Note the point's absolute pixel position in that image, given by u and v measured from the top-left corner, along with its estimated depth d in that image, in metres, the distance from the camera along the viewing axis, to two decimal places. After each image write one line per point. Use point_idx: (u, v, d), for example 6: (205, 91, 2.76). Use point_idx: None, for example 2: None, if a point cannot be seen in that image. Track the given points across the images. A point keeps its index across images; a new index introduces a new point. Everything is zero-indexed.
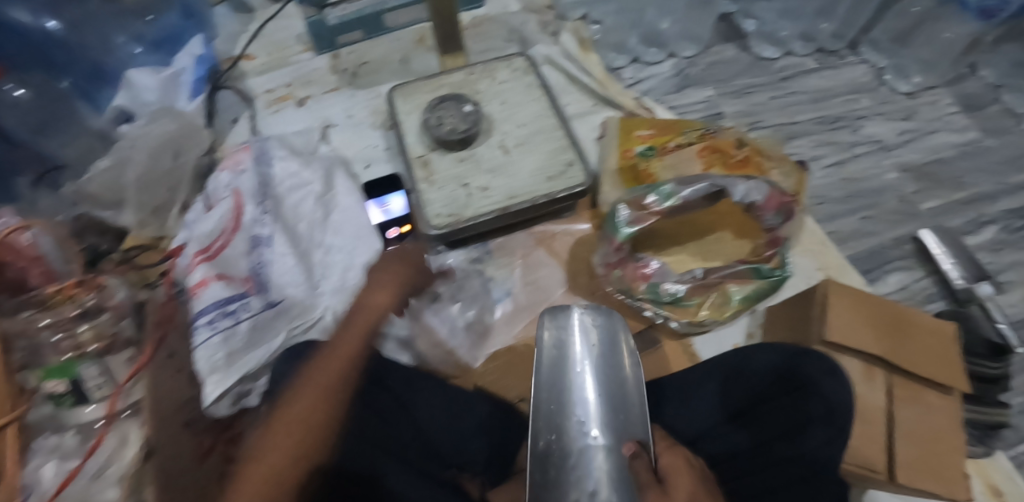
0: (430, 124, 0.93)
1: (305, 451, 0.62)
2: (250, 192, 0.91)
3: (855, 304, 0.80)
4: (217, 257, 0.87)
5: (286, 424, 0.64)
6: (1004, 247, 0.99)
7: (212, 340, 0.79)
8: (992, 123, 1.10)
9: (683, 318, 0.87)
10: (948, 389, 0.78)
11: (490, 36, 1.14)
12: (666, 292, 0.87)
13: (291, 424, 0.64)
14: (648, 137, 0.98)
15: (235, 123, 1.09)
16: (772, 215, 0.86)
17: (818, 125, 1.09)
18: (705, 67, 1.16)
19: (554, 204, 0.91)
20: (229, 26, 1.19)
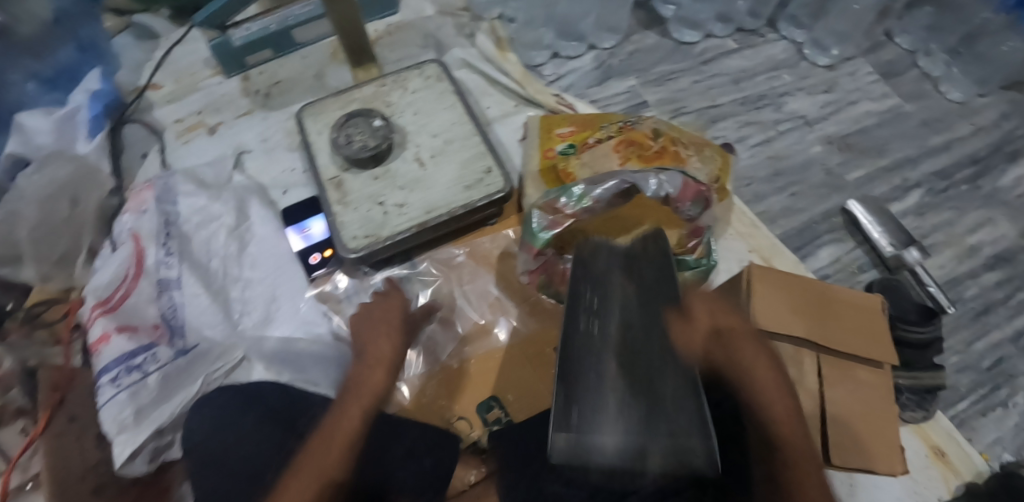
0: (339, 143, 0.89)
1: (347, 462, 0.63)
2: (150, 232, 0.83)
3: (778, 287, 0.79)
4: (119, 308, 0.78)
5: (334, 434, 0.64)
6: (928, 210, 1.06)
7: (119, 397, 0.72)
8: (910, 88, 1.16)
9: None
10: (879, 363, 0.76)
11: (406, 44, 1.13)
12: None
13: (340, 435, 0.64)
14: (568, 134, 0.96)
15: (145, 158, 1.01)
16: (690, 206, 0.78)
17: (741, 106, 1.13)
18: (626, 57, 1.17)
19: (476, 214, 0.90)
20: (133, 56, 1.11)
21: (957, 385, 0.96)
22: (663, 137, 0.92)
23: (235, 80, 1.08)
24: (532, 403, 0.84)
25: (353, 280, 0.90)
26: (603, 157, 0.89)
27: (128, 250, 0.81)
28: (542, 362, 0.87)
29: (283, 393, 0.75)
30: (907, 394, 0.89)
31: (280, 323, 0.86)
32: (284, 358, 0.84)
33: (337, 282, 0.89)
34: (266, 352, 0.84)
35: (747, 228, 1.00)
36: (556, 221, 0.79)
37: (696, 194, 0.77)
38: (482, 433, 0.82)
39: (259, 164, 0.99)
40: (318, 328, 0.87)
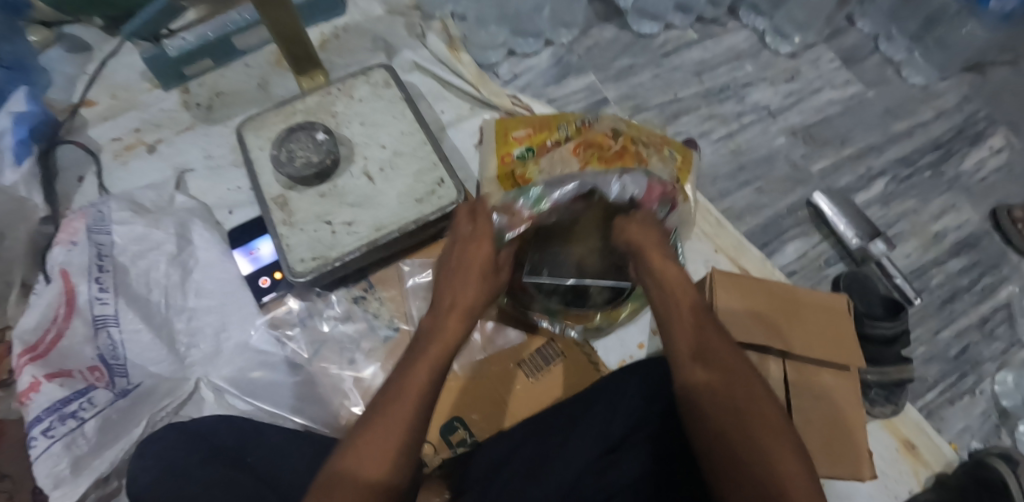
0: (281, 160, 0.85)
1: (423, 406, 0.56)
2: (81, 268, 0.78)
3: (741, 292, 0.77)
4: (50, 353, 0.72)
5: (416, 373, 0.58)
6: (893, 198, 1.05)
7: (52, 450, 0.67)
8: (871, 74, 1.14)
9: (580, 324, 0.87)
10: (845, 367, 0.75)
11: (354, 48, 1.08)
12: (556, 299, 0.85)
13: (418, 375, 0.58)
14: (525, 137, 0.92)
15: (82, 182, 0.97)
16: (658, 207, 0.77)
17: (702, 99, 1.10)
18: (583, 53, 1.14)
19: (430, 228, 0.87)
20: (65, 71, 1.04)
21: (925, 376, 0.95)
22: (623, 139, 0.90)
23: (175, 94, 1.03)
24: (495, 422, 0.82)
25: (306, 302, 0.87)
26: (561, 163, 0.88)
27: (58, 289, 0.76)
28: (504, 378, 0.84)
29: (234, 429, 0.72)
30: (875, 388, 0.88)
31: (230, 354, 0.83)
32: (236, 389, 0.82)
33: (290, 306, 0.87)
34: (218, 384, 0.82)
35: (712, 225, 0.98)
36: (513, 222, 0.74)
37: (664, 196, 0.77)
38: (447, 456, 0.79)
39: (201, 185, 0.96)
40: (271, 354, 0.84)
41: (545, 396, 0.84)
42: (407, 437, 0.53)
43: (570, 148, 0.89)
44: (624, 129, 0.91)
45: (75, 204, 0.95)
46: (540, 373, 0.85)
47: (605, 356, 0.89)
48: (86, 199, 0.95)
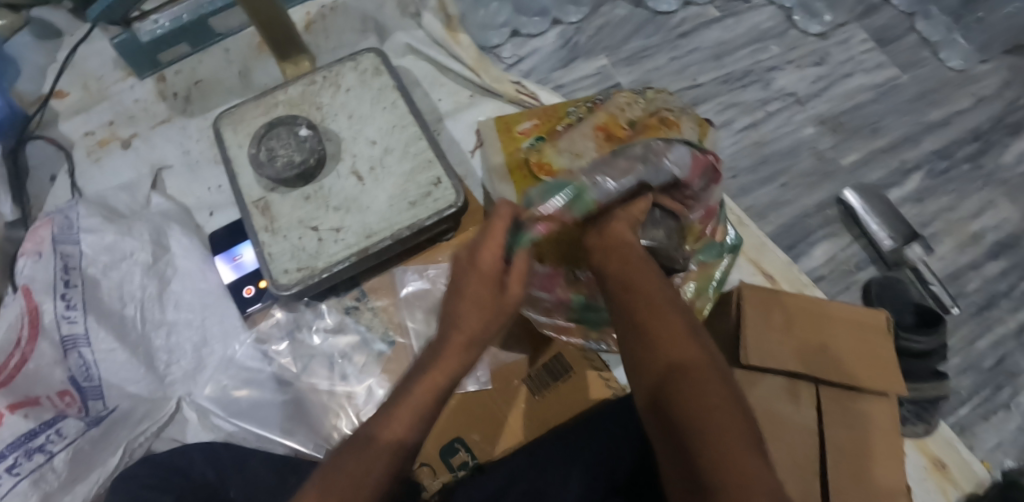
0: (260, 160, 0.77)
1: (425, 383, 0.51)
2: (45, 283, 0.70)
3: (767, 305, 0.71)
4: (15, 380, 0.64)
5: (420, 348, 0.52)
6: (928, 195, 0.96)
7: (19, 489, 0.62)
8: (907, 56, 1.05)
9: None
10: (883, 393, 0.68)
11: (341, 29, 0.99)
12: None
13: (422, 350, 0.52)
14: (532, 130, 0.83)
15: (54, 181, 0.90)
16: (699, 183, 0.66)
17: (723, 85, 1.01)
18: (593, 33, 1.04)
19: (426, 233, 0.79)
20: (33, 59, 0.97)
21: (957, 389, 0.89)
22: (640, 108, 0.78)
23: (149, 83, 0.95)
24: (495, 443, 0.76)
25: (294, 313, 0.81)
26: (581, 138, 0.77)
27: (18, 308, 0.68)
28: (506, 395, 0.78)
29: (215, 466, 0.66)
30: (908, 404, 0.81)
31: (212, 371, 0.78)
32: (221, 409, 0.77)
33: (276, 317, 0.80)
34: (202, 404, 0.77)
35: (732, 225, 0.90)
36: (544, 226, 0.58)
37: (706, 168, 0.65)
38: (447, 479, 0.74)
39: (178, 183, 0.89)
40: (258, 370, 0.79)
41: (548, 416, 0.77)
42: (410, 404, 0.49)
43: (589, 122, 0.78)
44: (633, 99, 0.79)
45: (47, 204, 0.89)
46: (545, 390, 0.78)
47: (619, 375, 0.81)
48: (59, 201, 0.89)
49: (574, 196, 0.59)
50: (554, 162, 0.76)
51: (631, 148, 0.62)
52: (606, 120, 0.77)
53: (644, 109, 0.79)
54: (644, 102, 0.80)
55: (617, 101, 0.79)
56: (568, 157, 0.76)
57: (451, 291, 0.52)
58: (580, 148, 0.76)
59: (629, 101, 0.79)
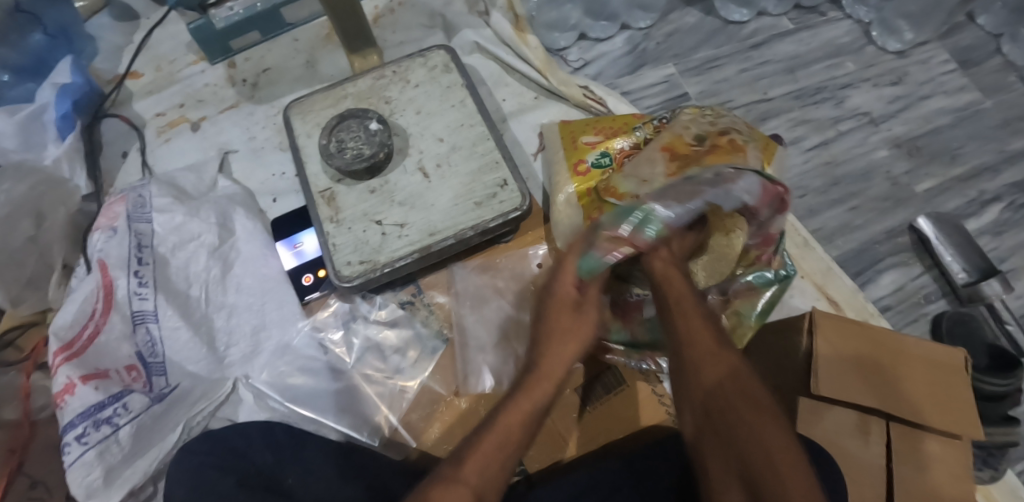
0: (330, 151, 0.78)
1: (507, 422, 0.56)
2: (120, 259, 0.73)
3: (835, 334, 0.67)
4: (85, 352, 0.68)
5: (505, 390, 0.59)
6: (1008, 228, 0.92)
7: (86, 457, 0.64)
8: (991, 80, 1.00)
9: None
10: (955, 435, 0.64)
11: (409, 25, 0.99)
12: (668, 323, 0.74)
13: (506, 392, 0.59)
14: (598, 144, 0.79)
15: (125, 157, 0.92)
16: (766, 212, 0.67)
17: (794, 100, 0.98)
18: (662, 40, 1.03)
19: (487, 235, 0.79)
20: (110, 39, 0.99)
21: None
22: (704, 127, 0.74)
23: (221, 68, 0.96)
24: (551, 452, 0.75)
25: (350, 305, 0.82)
26: (647, 162, 0.72)
27: (95, 282, 0.72)
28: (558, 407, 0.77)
29: (273, 449, 0.68)
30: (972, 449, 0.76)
31: (269, 356, 0.79)
32: (275, 392, 0.78)
33: (334, 307, 0.81)
34: (258, 387, 0.78)
35: (798, 247, 0.88)
36: (613, 250, 0.62)
37: (776, 199, 0.65)
38: None
39: (244, 168, 0.90)
40: (312, 359, 0.80)
41: (599, 431, 0.75)
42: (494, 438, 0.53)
43: (653, 145, 0.74)
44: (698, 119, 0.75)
45: (117, 181, 0.91)
46: (598, 402, 0.77)
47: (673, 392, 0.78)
48: (129, 179, 0.91)
49: (642, 221, 0.63)
50: (622, 187, 0.72)
51: (700, 174, 0.66)
52: (669, 140, 0.74)
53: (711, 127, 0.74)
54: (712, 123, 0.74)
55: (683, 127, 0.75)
56: (635, 183, 0.71)
57: (535, 335, 0.61)
58: (647, 174, 0.71)
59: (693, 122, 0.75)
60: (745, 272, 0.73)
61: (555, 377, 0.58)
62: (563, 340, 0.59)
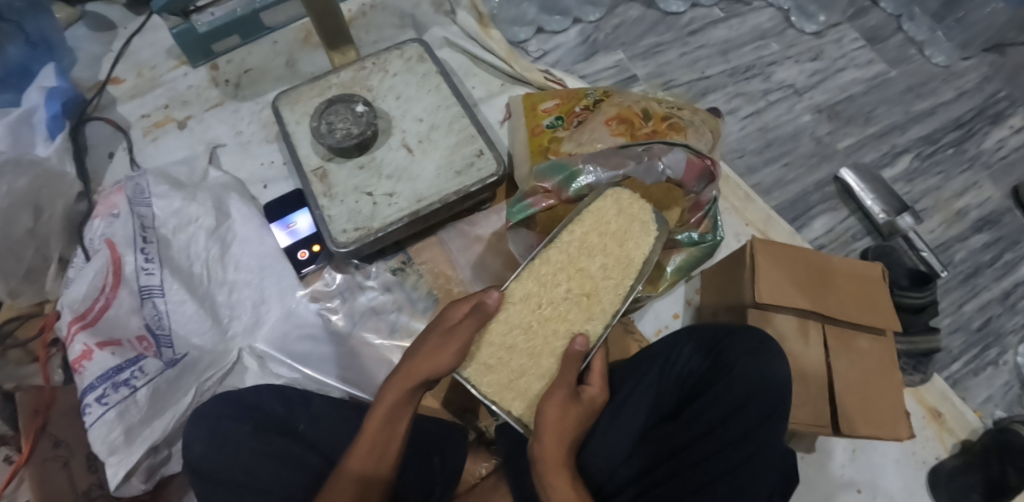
0: (320, 132, 0.84)
1: (383, 443, 0.60)
2: (126, 238, 0.76)
3: (778, 257, 0.78)
4: (98, 322, 0.71)
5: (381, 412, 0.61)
6: (917, 176, 1.06)
7: (106, 417, 0.66)
8: (894, 54, 1.16)
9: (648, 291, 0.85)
10: (881, 330, 0.78)
11: (380, 26, 1.07)
12: None
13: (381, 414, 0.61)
14: (553, 108, 0.89)
15: (112, 158, 0.95)
16: (694, 184, 0.79)
17: (729, 77, 1.11)
18: (611, 31, 1.14)
19: (468, 200, 0.87)
20: (89, 49, 1.03)
21: (950, 347, 0.96)
22: (598, 238, 0.68)
23: (204, 70, 1.02)
24: None
25: (345, 276, 0.87)
26: (590, 130, 0.81)
27: (104, 258, 0.74)
28: None
29: (281, 398, 0.71)
30: (904, 359, 0.88)
31: (271, 327, 0.83)
32: (277, 355, 0.82)
33: (328, 278, 0.86)
34: (261, 352, 0.82)
35: (741, 200, 0.99)
36: (542, 199, 0.77)
37: (701, 172, 0.77)
38: (489, 424, 0.80)
39: (234, 158, 0.95)
40: (309, 327, 0.84)
41: None
42: (377, 449, 0.60)
43: (599, 115, 0.83)
44: (601, 224, 0.68)
45: (107, 179, 0.94)
46: None
47: (643, 327, 0.90)
48: (118, 176, 0.94)
49: (569, 178, 0.77)
50: (564, 148, 0.82)
51: (633, 148, 0.77)
52: (619, 111, 0.83)
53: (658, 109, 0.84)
54: (616, 235, 0.68)
55: (575, 234, 0.68)
56: (573, 146, 0.81)
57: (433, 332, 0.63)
58: (587, 138, 0.81)
59: (591, 228, 0.68)
60: (679, 231, 0.83)
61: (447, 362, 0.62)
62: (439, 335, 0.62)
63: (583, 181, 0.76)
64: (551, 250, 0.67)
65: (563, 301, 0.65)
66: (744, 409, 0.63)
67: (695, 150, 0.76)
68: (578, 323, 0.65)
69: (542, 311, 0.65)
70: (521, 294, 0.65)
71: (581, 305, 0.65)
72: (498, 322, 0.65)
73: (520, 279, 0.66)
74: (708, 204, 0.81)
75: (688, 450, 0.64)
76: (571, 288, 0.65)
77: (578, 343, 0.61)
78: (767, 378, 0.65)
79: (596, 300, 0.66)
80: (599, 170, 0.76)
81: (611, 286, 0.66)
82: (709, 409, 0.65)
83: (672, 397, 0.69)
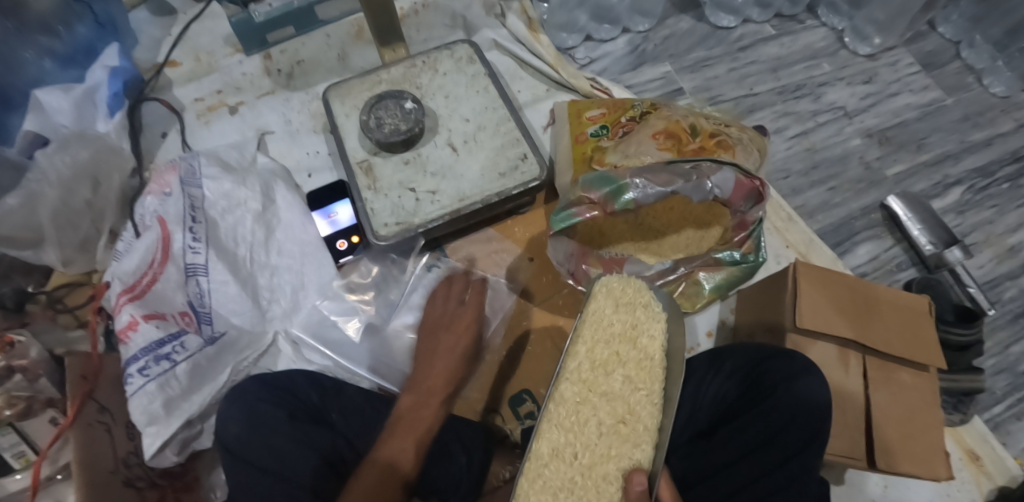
0: (369, 126, 0.85)
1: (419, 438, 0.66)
2: (177, 216, 0.75)
3: (820, 284, 0.78)
4: (146, 295, 0.70)
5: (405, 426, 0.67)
6: (968, 208, 1.03)
7: (147, 388, 0.66)
8: (951, 80, 1.13)
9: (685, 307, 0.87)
10: (924, 367, 0.77)
11: (431, 24, 1.08)
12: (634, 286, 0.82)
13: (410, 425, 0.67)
14: (599, 117, 0.89)
15: (165, 138, 0.97)
16: (742, 204, 0.78)
17: (778, 96, 1.10)
18: (659, 42, 1.14)
19: (509, 202, 0.86)
20: (150, 32, 1.05)
21: (993, 388, 0.93)
22: (607, 350, 0.67)
23: (257, 58, 1.03)
24: None
25: (381, 269, 0.86)
26: (637, 143, 0.83)
27: (154, 234, 0.73)
28: None
29: (318, 387, 0.72)
30: (944, 396, 0.87)
31: (307, 312, 0.82)
32: (311, 342, 0.81)
33: (365, 270, 0.85)
34: (296, 337, 0.81)
35: (783, 221, 0.97)
36: (587, 210, 0.77)
37: (749, 193, 0.76)
38: (514, 427, 0.80)
39: (280, 146, 0.96)
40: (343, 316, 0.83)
41: None
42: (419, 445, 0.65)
43: (646, 128, 0.84)
44: (606, 329, 0.68)
45: (158, 157, 0.95)
46: None
47: None
48: (170, 156, 0.95)
49: (615, 192, 0.75)
50: (608, 159, 0.83)
51: (680, 165, 0.75)
52: (667, 126, 0.84)
53: (705, 125, 0.85)
54: (624, 337, 0.68)
55: (582, 355, 0.66)
56: (619, 157, 0.82)
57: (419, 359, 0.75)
58: (633, 151, 0.82)
59: (597, 339, 0.67)
60: (720, 249, 0.84)
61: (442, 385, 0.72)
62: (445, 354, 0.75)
63: (632, 194, 0.75)
64: (562, 385, 0.65)
65: (599, 437, 0.64)
66: (782, 434, 0.63)
67: (745, 171, 0.75)
68: (625, 456, 0.63)
69: (582, 459, 0.63)
70: (548, 450, 0.63)
71: (620, 435, 0.64)
72: (540, 487, 0.61)
73: (542, 434, 0.63)
74: (752, 225, 0.81)
75: (726, 468, 0.64)
76: (603, 420, 0.64)
77: (637, 481, 0.59)
78: (808, 404, 0.63)
79: (635, 421, 0.64)
80: (648, 185, 0.75)
81: (642, 400, 0.65)
82: (746, 430, 0.64)
83: (706, 417, 0.69)
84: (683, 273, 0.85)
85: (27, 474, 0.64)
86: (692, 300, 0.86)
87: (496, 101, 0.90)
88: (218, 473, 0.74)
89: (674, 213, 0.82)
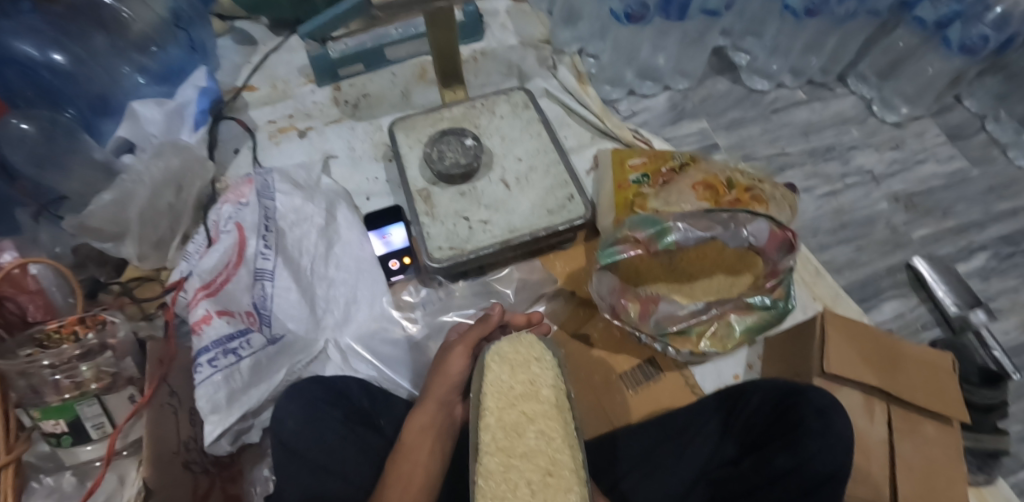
0: (432, 158, 0.92)
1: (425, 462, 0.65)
2: (253, 224, 0.83)
3: (847, 332, 0.81)
4: (220, 292, 0.78)
5: (407, 457, 0.64)
6: (993, 274, 1.06)
7: (214, 378, 0.72)
8: (976, 152, 1.18)
9: (717, 347, 0.87)
10: (948, 420, 0.79)
11: (487, 72, 1.17)
12: (672, 327, 0.85)
13: (410, 455, 0.64)
14: (640, 165, 0.95)
15: (237, 154, 1.05)
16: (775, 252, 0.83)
17: (808, 156, 1.16)
18: (697, 101, 1.21)
19: (553, 238, 0.92)
20: (233, 59, 1.16)
21: (1018, 453, 0.94)
22: (514, 412, 0.65)
23: (327, 90, 1.13)
24: (594, 422, 0.85)
25: (428, 291, 0.92)
26: (678, 192, 0.89)
27: (231, 240, 0.81)
28: (607, 390, 0.87)
29: (366, 392, 0.76)
30: (967, 456, 0.88)
31: (358, 325, 0.87)
32: (360, 353, 0.86)
33: (415, 290, 0.92)
34: (346, 347, 0.86)
35: (810, 275, 1.01)
36: (631, 248, 0.82)
37: (782, 243, 0.82)
38: None
39: (342, 173, 1.04)
40: (392, 332, 0.88)
41: (643, 408, 0.86)
42: (428, 475, 0.64)
43: (687, 179, 0.91)
44: (506, 395, 0.66)
45: (229, 173, 1.03)
46: (638, 387, 0.88)
47: (702, 381, 0.90)
48: (241, 171, 1.04)
49: (659, 233, 0.81)
50: (650, 205, 0.90)
51: (719, 213, 0.82)
52: (705, 178, 0.90)
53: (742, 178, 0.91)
54: (525, 395, 0.66)
55: (492, 426, 0.63)
56: (661, 204, 0.89)
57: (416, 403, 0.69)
58: (675, 199, 0.89)
59: (500, 406, 0.65)
60: (752, 294, 0.85)
61: (424, 427, 0.67)
62: (445, 388, 0.70)
63: (674, 235, 0.81)
64: (483, 458, 0.62)
65: (533, 496, 0.60)
66: (780, 480, 0.65)
67: (779, 222, 0.81)
68: None
69: None
70: None
71: (552, 487, 0.60)
72: None
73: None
74: (783, 273, 0.85)
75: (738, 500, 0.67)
76: (530, 478, 0.61)
77: None
78: (806, 450, 0.64)
79: (560, 470, 0.61)
80: (688, 229, 0.81)
81: (561, 447, 0.62)
82: (772, 460, 0.66)
83: (734, 445, 0.73)
84: (715, 314, 0.86)
85: (97, 445, 0.70)
86: (722, 342, 0.88)
87: (547, 142, 0.97)
88: (260, 468, 0.79)
89: (706, 259, 0.87)
